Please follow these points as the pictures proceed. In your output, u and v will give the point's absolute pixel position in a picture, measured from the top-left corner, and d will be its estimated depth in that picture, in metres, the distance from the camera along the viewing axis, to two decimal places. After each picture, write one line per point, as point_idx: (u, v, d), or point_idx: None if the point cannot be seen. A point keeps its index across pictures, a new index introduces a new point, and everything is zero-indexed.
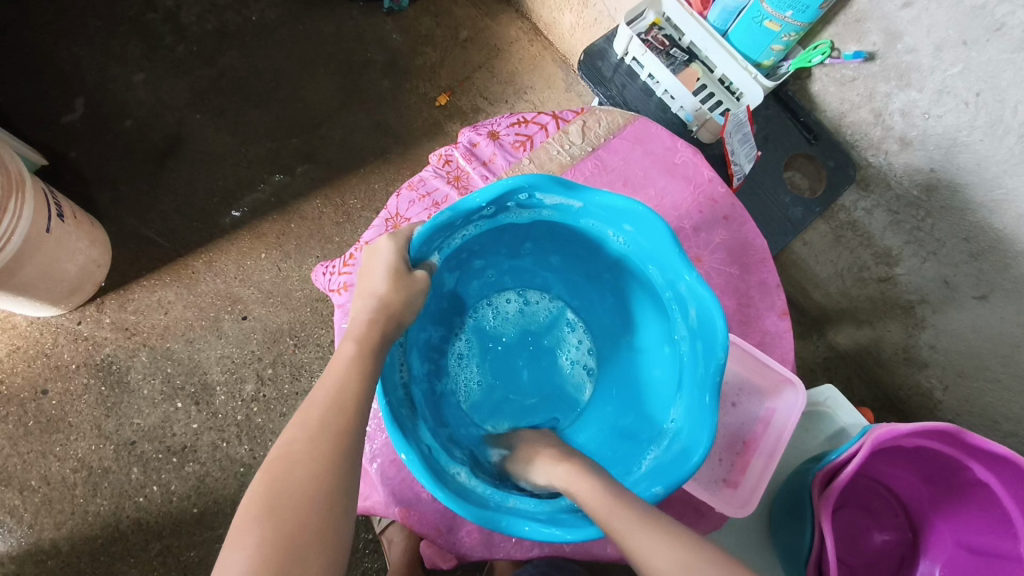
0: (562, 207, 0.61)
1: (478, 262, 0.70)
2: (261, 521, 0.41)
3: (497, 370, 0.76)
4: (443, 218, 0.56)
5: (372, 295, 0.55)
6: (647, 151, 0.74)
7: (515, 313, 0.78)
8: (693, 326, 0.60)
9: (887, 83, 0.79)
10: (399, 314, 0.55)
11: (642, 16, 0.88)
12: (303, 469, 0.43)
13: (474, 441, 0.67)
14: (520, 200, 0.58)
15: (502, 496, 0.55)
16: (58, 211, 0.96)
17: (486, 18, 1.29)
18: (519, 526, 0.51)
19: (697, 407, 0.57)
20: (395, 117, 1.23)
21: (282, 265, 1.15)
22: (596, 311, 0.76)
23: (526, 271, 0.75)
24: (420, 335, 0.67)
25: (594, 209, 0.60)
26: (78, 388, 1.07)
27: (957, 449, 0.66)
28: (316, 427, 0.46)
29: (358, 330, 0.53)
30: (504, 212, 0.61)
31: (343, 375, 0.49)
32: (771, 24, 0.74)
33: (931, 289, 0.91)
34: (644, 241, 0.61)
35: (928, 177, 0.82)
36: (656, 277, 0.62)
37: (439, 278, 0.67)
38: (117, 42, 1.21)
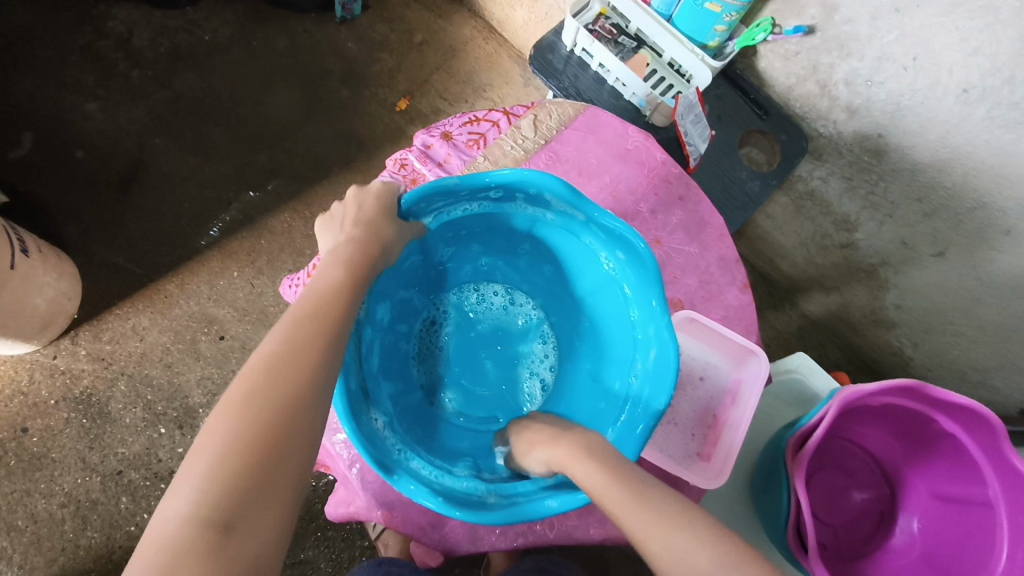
0: (565, 214, 0.62)
1: (474, 245, 0.72)
2: (241, 415, 0.42)
3: (460, 350, 0.77)
4: (449, 181, 0.57)
5: (364, 223, 0.58)
6: (599, 139, 0.75)
7: (499, 307, 0.78)
8: (649, 368, 0.60)
9: (829, 54, 0.81)
10: (382, 244, 0.57)
11: (587, 6, 0.89)
12: (284, 371, 0.44)
13: (407, 404, 0.69)
14: (529, 194, 0.60)
15: (405, 458, 0.58)
16: (22, 247, 0.96)
17: (439, 20, 1.30)
18: (406, 484, 0.54)
19: (652, 368, 0.59)
20: (357, 125, 1.24)
21: (256, 282, 1.15)
22: (569, 331, 0.76)
23: (516, 269, 0.76)
24: (399, 290, 0.69)
25: (596, 227, 0.61)
26: (59, 422, 1.07)
27: (924, 404, 0.68)
28: (303, 342, 0.46)
29: (347, 256, 0.55)
30: (509, 201, 0.62)
31: (325, 294, 0.51)
32: (712, 6, 0.76)
33: (890, 251, 0.94)
34: (632, 276, 0.62)
35: (877, 142, 0.84)
36: (636, 303, 0.62)
37: (430, 243, 0.68)
38: (69, 72, 1.20)
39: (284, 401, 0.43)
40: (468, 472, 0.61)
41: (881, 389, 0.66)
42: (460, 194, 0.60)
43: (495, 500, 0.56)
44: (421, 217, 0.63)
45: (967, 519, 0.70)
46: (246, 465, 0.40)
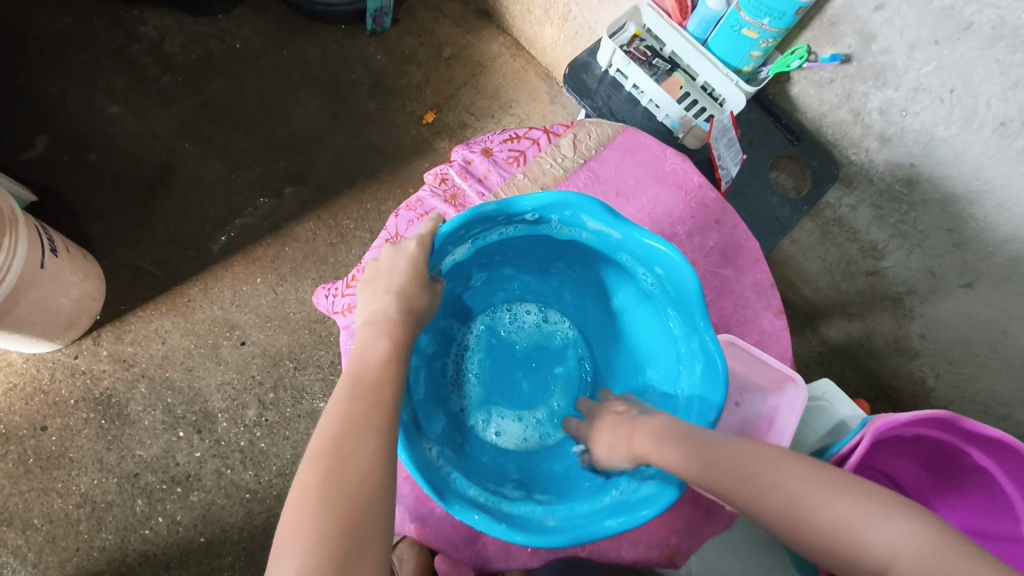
0: (601, 235, 0.60)
1: (507, 269, 0.73)
2: (314, 514, 0.41)
3: (497, 375, 0.77)
4: (485, 208, 0.56)
5: (397, 280, 0.56)
6: (637, 161, 0.75)
7: (532, 326, 0.79)
8: (696, 382, 0.60)
9: (864, 83, 0.81)
10: (419, 313, 0.56)
11: (623, 28, 0.89)
12: (346, 460, 0.44)
13: (451, 430, 0.69)
14: (563, 217, 0.59)
15: (464, 484, 0.56)
16: (52, 247, 0.96)
17: (468, 35, 1.31)
18: (468, 515, 0.52)
19: (699, 389, 0.59)
20: (384, 136, 1.25)
21: (279, 289, 1.15)
22: (606, 343, 0.76)
23: (549, 287, 0.77)
24: (433, 322, 0.68)
25: (633, 245, 0.59)
26: (78, 422, 1.07)
27: (956, 437, 0.68)
28: (358, 422, 0.46)
29: (390, 327, 0.53)
30: (545, 223, 0.60)
31: (374, 372, 0.50)
32: (750, 31, 0.77)
33: (918, 280, 0.94)
34: (670, 288, 0.60)
35: (909, 172, 0.84)
36: (675, 322, 0.62)
37: (465, 270, 0.67)
38: (102, 75, 1.22)
39: (351, 491, 0.42)
40: (519, 493, 0.60)
41: (915, 419, 0.66)
42: (496, 220, 0.59)
43: (557, 522, 0.55)
44: (458, 246, 0.62)
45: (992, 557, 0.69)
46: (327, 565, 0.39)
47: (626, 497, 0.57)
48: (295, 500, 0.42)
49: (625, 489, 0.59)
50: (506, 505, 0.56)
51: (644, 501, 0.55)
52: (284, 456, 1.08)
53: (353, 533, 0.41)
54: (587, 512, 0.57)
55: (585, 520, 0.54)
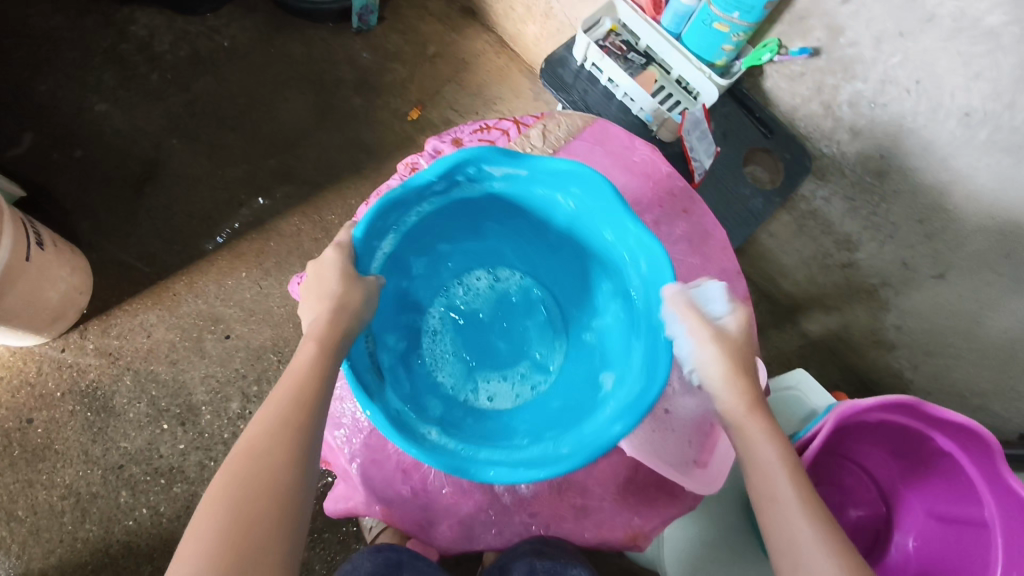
0: (510, 178, 0.62)
1: (443, 248, 0.73)
2: (216, 517, 0.45)
3: (469, 345, 0.79)
4: (395, 192, 0.58)
5: (329, 284, 0.57)
6: (606, 151, 0.75)
7: (487, 288, 0.81)
8: (644, 276, 0.62)
9: (833, 76, 0.82)
10: (358, 309, 0.57)
11: (598, 22, 0.91)
12: (255, 468, 0.47)
13: (446, 406, 0.69)
14: (469, 174, 0.61)
15: (474, 450, 0.56)
16: (38, 240, 0.97)
17: (452, 33, 1.33)
18: (485, 472, 0.53)
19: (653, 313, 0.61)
20: (368, 132, 1.26)
21: (263, 283, 1.16)
22: (557, 280, 0.79)
23: (487, 251, 0.78)
24: (389, 311, 0.69)
25: (539, 177, 0.61)
26: (64, 414, 1.08)
27: (919, 422, 0.69)
28: (273, 425, 0.49)
29: (318, 329, 0.55)
30: (455, 187, 0.62)
31: (302, 378, 0.52)
32: (720, 25, 0.78)
33: (891, 272, 0.95)
34: (590, 205, 0.62)
35: (880, 163, 0.85)
36: (606, 238, 0.64)
37: (402, 262, 0.68)
38: (90, 72, 1.23)
39: (252, 499, 0.46)
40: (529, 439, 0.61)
41: (878, 406, 0.66)
42: (410, 201, 0.61)
43: (569, 447, 0.55)
44: (382, 240, 0.63)
45: (956, 538, 0.70)
46: (222, 562, 0.43)
47: (626, 398, 0.58)
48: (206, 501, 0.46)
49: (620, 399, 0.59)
50: (515, 451, 0.56)
51: (640, 397, 0.56)
52: None
53: (250, 538, 0.45)
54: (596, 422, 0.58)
55: (596, 429, 0.56)
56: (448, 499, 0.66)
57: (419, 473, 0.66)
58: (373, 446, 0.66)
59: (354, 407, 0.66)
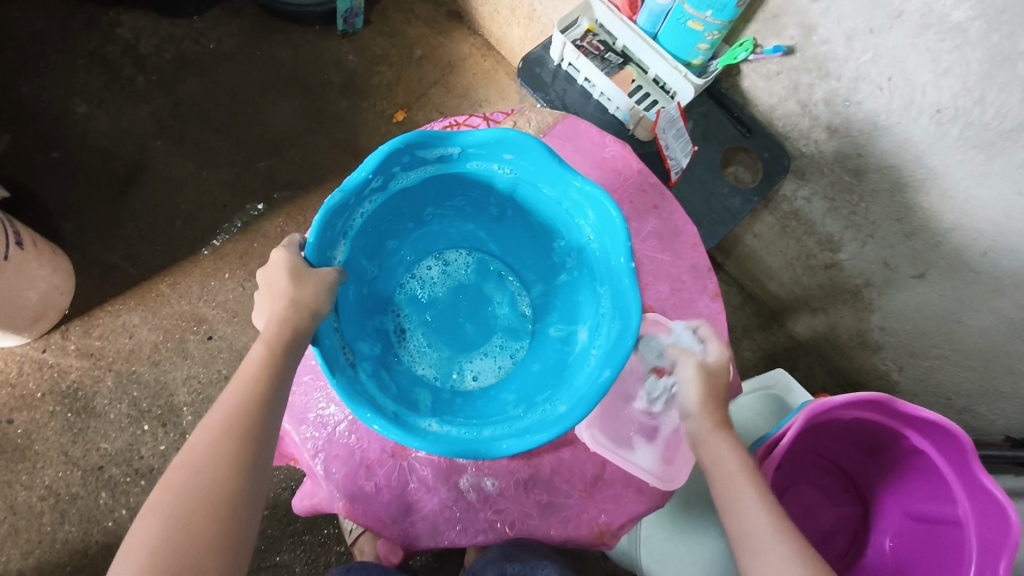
0: (443, 159, 0.55)
1: (392, 243, 0.65)
2: (159, 522, 0.44)
3: (443, 334, 0.71)
4: (333, 201, 0.51)
5: (277, 285, 0.52)
6: (577, 147, 0.72)
7: (439, 278, 0.73)
8: (595, 227, 0.56)
9: (808, 74, 0.82)
10: (312, 304, 0.52)
11: (576, 23, 0.91)
12: (201, 476, 0.46)
13: (439, 399, 0.62)
14: (403, 163, 0.53)
15: (477, 431, 0.51)
16: (17, 239, 0.97)
17: (439, 36, 1.33)
18: (498, 447, 0.47)
19: (616, 272, 0.54)
20: (354, 135, 1.26)
21: (247, 284, 1.17)
22: (509, 251, 0.71)
23: (433, 235, 0.69)
24: (353, 316, 0.61)
25: (473, 150, 0.54)
26: (44, 415, 1.07)
27: (891, 419, 0.68)
28: (215, 432, 0.48)
29: (270, 331, 0.51)
30: (392, 181, 0.55)
31: (250, 384, 0.50)
32: (694, 23, 0.79)
33: (873, 272, 0.95)
34: (524, 166, 0.55)
35: (857, 162, 0.85)
36: (548, 190, 0.57)
37: (358, 266, 0.60)
38: (77, 75, 1.24)
39: (197, 510, 0.45)
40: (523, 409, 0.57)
41: (849, 402, 0.66)
42: (350, 203, 0.54)
43: (568, 407, 0.51)
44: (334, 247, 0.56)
45: (931, 538, 0.68)
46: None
47: (604, 344, 0.53)
48: (148, 505, 0.45)
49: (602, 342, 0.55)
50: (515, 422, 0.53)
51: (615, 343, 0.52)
52: None
53: (194, 549, 0.44)
54: (585, 376, 0.54)
55: (589, 384, 0.52)
56: (413, 496, 0.65)
57: (382, 470, 0.66)
58: (338, 442, 0.66)
59: (318, 404, 0.67)
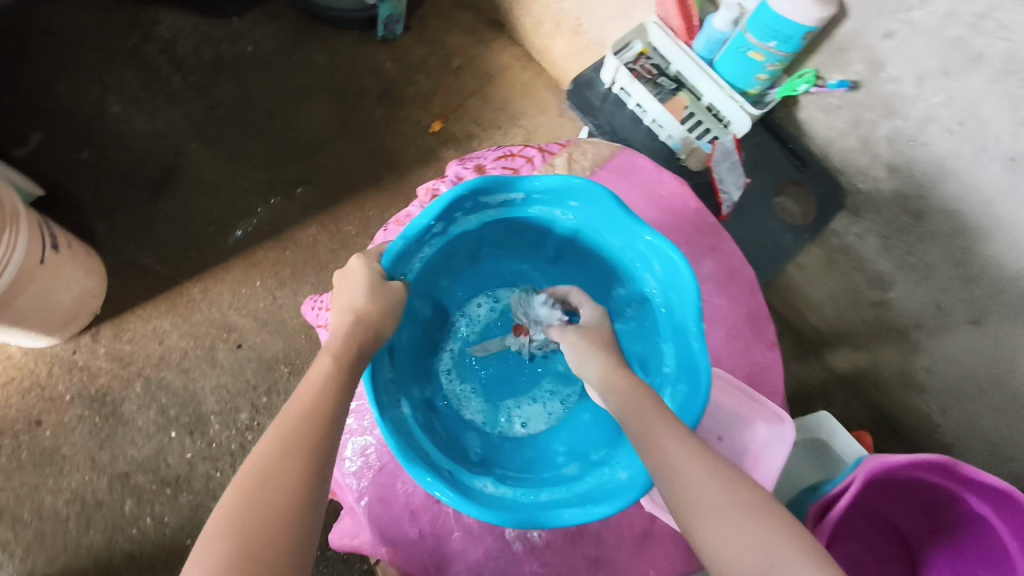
0: (505, 202, 0.59)
1: (444, 283, 0.68)
2: (224, 539, 0.38)
3: (491, 375, 0.70)
4: (396, 246, 0.56)
5: (352, 304, 0.53)
6: (632, 183, 0.71)
7: (489, 318, 0.73)
8: (661, 279, 0.57)
9: (872, 111, 0.79)
10: (377, 322, 0.53)
11: (630, 45, 0.89)
12: (309, 427, 0.44)
13: (489, 450, 0.62)
14: (465, 207, 0.58)
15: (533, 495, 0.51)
16: (53, 243, 0.97)
17: (478, 46, 1.31)
18: (559, 516, 0.47)
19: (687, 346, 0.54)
20: (390, 144, 1.25)
21: (277, 294, 1.16)
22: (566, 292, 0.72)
23: (485, 274, 0.71)
24: (406, 362, 0.63)
25: (536, 194, 0.58)
26: (72, 419, 1.07)
27: (954, 483, 0.66)
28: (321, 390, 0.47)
29: (335, 343, 0.51)
30: (452, 224, 0.59)
31: (339, 366, 0.49)
32: (755, 54, 0.76)
33: (924, 313, 0.92)
34: (591, 212, 0.59)
35: (917, 203, 0.82)
36: (615, 238, 0.59)
37: (412, 303, 0.63)
38: (114, 74, 1.23)
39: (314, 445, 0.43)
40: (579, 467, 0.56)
41: (909, 462, 0.64)
42: (411, 248, 0.58)
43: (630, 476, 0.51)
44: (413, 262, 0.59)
45: None
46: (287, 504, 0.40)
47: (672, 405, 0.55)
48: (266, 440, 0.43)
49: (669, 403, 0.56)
50: (574, 486, 0.53)
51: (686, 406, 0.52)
52: None
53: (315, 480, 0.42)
54: None
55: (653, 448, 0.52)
56: (458, 544, 0.64)
57: (427, 515, 0.65)
58: (381, 484, 0.65)
59: (365, 444, 0.66)
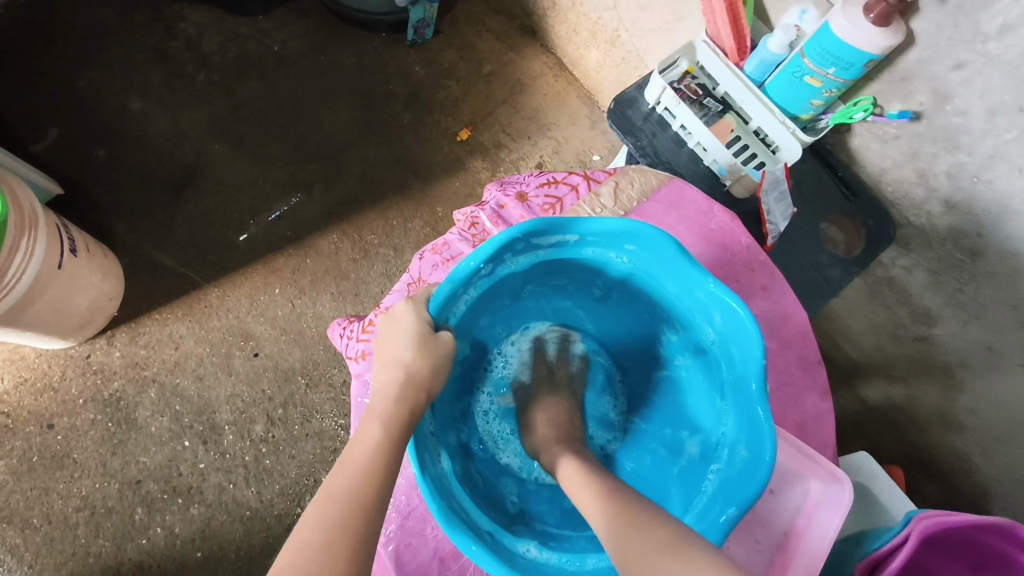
0: (558, 244, 0.60)
1: (485, 319, 0.69)
2: None
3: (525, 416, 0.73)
4: (444, 289, 0.57)
5: (403, 361, 0.55)
6: (681, 216, 0.76)
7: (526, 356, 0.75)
8: (720, 333, 0.58)
9: (933, 144, 0.75)
10: (427, 382, 0.55)
11: (675, 63, 0.85)
12: (352, 500, 0.46)
13: (530, 503, 0.66)
14: (516, 249, 0.58)
15: (580, 561, 0.56)
16: (71, 246, 0.94)
17: (510, 52, 1.27)
18: None
19: (747, 410, 0.56)
20: (416, 151, 1.21)
21: (297, 302, 1.13)
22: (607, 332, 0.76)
23: (526, 307, 0.73)
24: (447, 408, 0.65)
25: (592, 238, 0.59)
26: (84, 423, 1.05)
27: (1015, 550, 0.62)
28: (366, 462, 0.48)
29: (385, 409, 0.52)
30: (501, 265, 0.60)
31: (387, 431, 0.51)
32: (812, 79, 0.72)
33: (972, 353, 0.85)
34: (650, 258, 0.60)
35: (975, 241, 0.77)
36: (672, 285, 0.60)
37: (462, 330, 0.65)
38: (138, 70, 1.20)
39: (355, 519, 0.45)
40: None
41: (975, 523, 0.61)
42: (457, 291, 0.59)
43: None
44: (464, 293, 0.60)
45: None
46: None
47: (727, 470, 0.58)
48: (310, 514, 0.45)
49: (722, 464, 0.59)
50: None
51: (748, 477, 0.55)
52: (289, 476, 1.05)
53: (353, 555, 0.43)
54: (700, 508, 0.58)
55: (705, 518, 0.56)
56: None
57: (457, 563, 0.64)
58: (410, 529, 0.64)
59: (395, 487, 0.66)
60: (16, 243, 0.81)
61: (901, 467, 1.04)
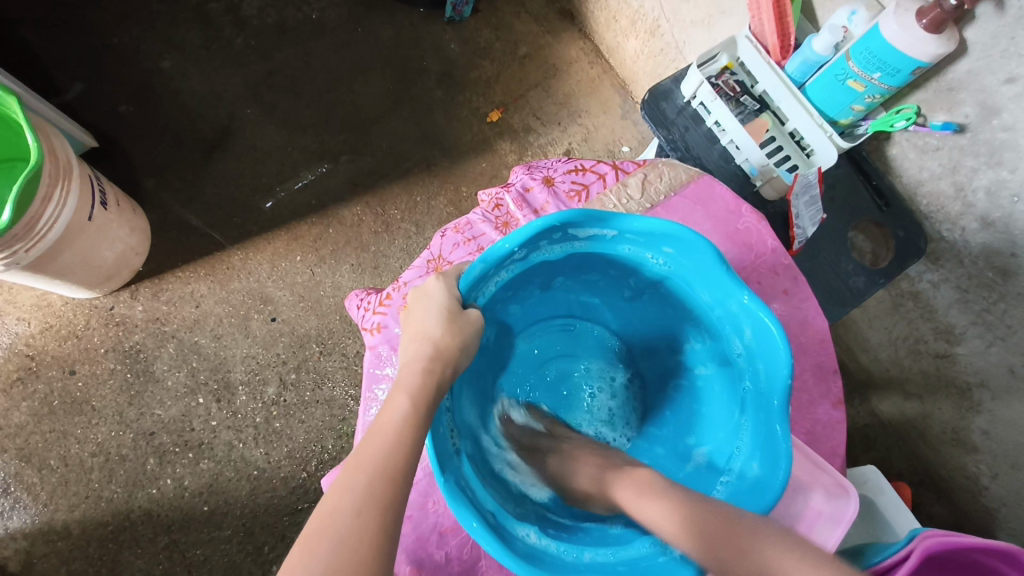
0: (595, 238, 0.59)
1: (513, 305, 0.69)
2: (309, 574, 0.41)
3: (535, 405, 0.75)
4: (477, 269, 0.56)
5: (428, 337, 0.55)
6: (708, 213, 0.75)
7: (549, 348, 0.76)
8: (749, 345, 0.59)
9: (975, 158, 0.73)
10: (454, 358, 0.55)
11: (714, 57, 0.83)
12: (384, 469, 0.47)
13: (532, 486, 0.67)
14: (554, 238, 0.58)
15: (577, 552, 0.56)
16: (102, 199, 0.96)
17: (547, 35, 1.26)
18: None
19: (766, 428, 0.56)
20: (445, 128, 1.21)
21: (316, 270, 1.14)
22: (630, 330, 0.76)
23: (554, 297, 0.73)
24: (466, 389, 0.66)
25: (631, 236, 0.58)
26: (104, 372, 1.08)
27: None
28: (396, 432, 0.49)
29: (413, 383, 0.53)
30: (535, 253, 0.60)
31: (418, 403, 0.51)
32: (855, 83, 0.70)
33: (992, 375, 0.83)
34: (687, 263, 0.59)
35: (1008, 261, 0.75)
36: (708, 293, 0.60)
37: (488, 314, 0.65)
38: (177, 30, 1.21)
39: (387, 490, 0.46)
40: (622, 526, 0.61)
41: (980, 545, 0.60)
42: (490, 272, 0.58)
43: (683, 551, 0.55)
44: (496, 276, 0.60)
45: None
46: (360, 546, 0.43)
47: (738, 483, 0.58)
48: (342, 482, 0.47)
49: (731, 478, 0.59)
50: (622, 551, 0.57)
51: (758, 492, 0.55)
52: (297, 440, 1.07)
53: (387, 526, 0.45)
54: None
55: None
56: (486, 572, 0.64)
57: (455, 539, 0.65)
58: (412, 503, 0.66)
59: None
60: (50, 191, 0.83)
61: (909, 485, 1.03)
